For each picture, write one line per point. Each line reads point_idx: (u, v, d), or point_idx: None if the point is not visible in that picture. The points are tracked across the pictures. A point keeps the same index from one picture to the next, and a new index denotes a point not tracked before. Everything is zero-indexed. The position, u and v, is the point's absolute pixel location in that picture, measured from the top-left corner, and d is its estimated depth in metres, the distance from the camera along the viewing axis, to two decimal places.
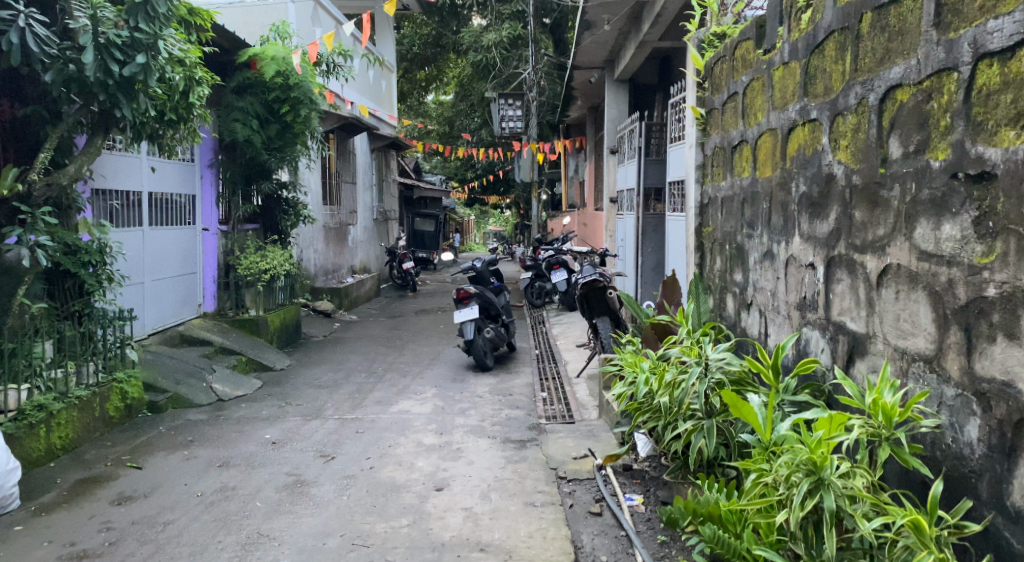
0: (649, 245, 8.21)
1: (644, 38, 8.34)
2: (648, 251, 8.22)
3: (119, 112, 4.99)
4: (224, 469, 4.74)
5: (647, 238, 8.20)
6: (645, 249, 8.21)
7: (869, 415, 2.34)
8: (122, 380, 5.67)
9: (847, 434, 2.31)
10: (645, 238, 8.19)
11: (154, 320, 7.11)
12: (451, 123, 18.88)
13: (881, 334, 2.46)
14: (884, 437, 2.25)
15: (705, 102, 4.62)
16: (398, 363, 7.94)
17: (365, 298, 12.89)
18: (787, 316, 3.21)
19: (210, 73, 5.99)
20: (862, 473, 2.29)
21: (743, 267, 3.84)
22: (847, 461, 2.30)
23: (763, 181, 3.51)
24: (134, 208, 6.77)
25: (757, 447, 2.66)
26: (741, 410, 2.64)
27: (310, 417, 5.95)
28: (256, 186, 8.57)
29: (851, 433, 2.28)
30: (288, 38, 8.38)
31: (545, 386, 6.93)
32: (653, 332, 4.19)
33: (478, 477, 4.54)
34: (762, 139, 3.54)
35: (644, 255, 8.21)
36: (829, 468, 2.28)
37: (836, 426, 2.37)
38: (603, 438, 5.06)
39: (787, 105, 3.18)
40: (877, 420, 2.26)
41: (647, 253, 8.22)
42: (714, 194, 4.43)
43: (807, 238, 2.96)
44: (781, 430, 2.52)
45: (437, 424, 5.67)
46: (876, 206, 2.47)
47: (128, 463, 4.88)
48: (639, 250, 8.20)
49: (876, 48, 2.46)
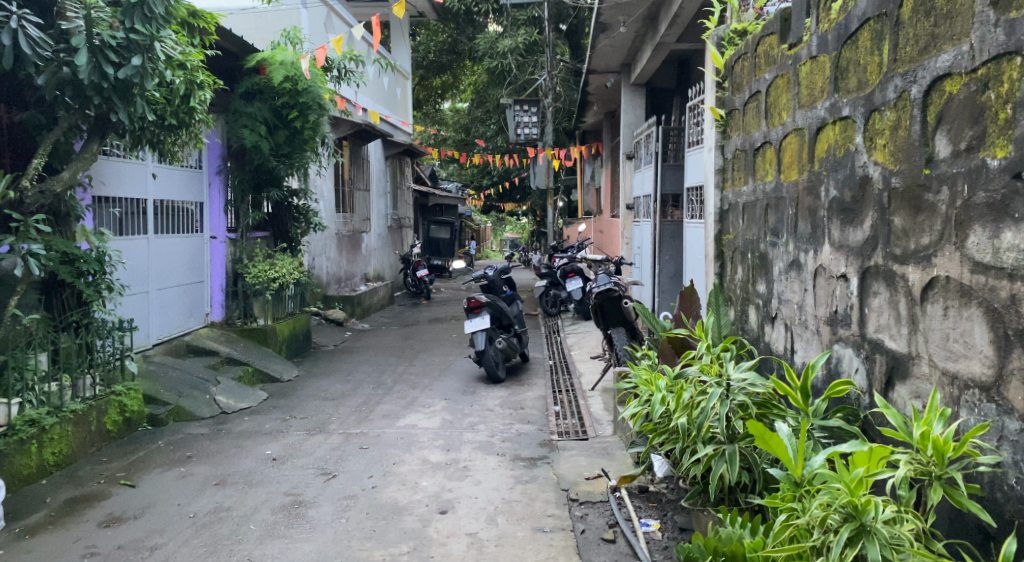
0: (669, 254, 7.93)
1: (661, 40, 8.11)
2: (667, 261, 7.93)
3: (115, 117, 4.78)
4: (220, 487, 4.54)
5: (664, 248, 7.93)
6: (664, 259, 7.93)
7: (915, 449, 2.09)
8: (121, 393, 5.47)
9: (891, 472, 2.08)
10: (663, 248, 7.92)
11: (159, 330, 6.94)
12: (468, 130, 18.71)
13: (926, 355, 2.21)
14: (935, 476, 2.01)
15: (726, 103, 4.39)
16: (408, 374, 7.71)
17: (378, 307, 12.69)
18: (815, 331, 2.97)
19: (213, 77, 5.78)
20: (910, 518, 2.05)
21: (766, 278, 3.59)
22: (892, 505, 2.06)
23: (789, 185, 3.27)
24: (138, 216, 6.62)
25: (787, 481, 2.42)
26: (769, 443, 2.40)
27: (314, 431, 5.74)
28: (265, 193, 8.38)
29: (896, 472, 2.05)
30: (298, 44, 8.18)
31: (559, 399, 6.68)
32: (670, 346, 3.93)
33: (484, 498, 4.30)
34: (788, 140, 3.29)
35: (662, 265, 7.92)
36: (872, 512, 2.06)
37: (879, 461, 2.13)
38: (618, 456, 4.81)
39: (815, 103, 2.94)
40: (926, 457, 2.02)
41: (666, 262, 7.93)
42: (735, 200, 4.19)
43: (838, 247, 2.71)
44: (815, 465, 2.28)
45: (445, 440, 5.45)
46: (920, 211, 2.22)
47: (122, 480, 4.68)
48: (658, 260, 7.91)
49: (920, 35, 2.22)
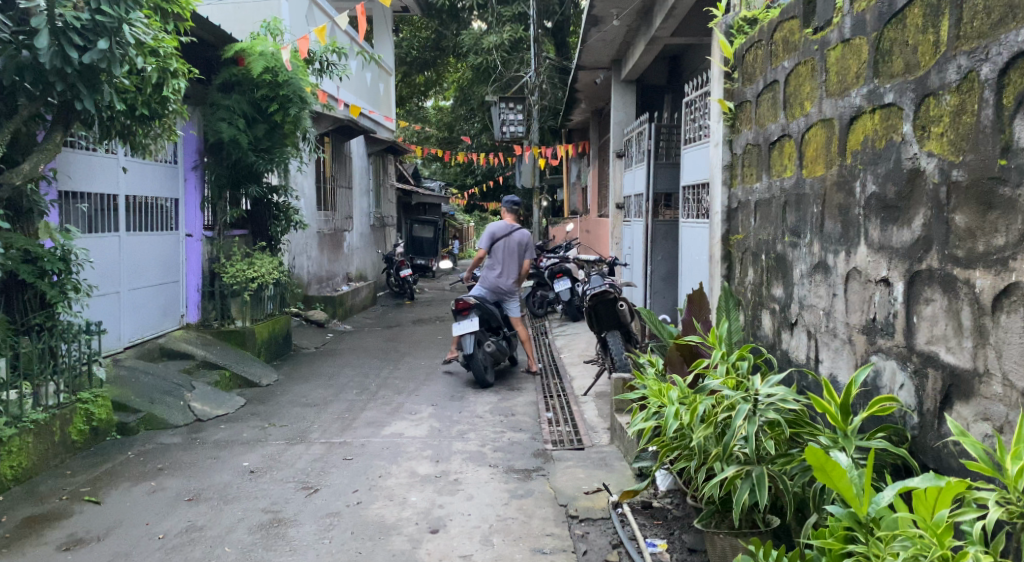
0: (495, 264, 7.23)
1: (656, 34, 7.83)
2: (494, 269, 7.22)
3: (81, 105, 4.46)
4: (193, 504, 4.24)
5: (512, 257, 7.21)
6: (502, 265, 7.21)
7: (1002, 484, 1.89)
8: (87, 401, 5.14)
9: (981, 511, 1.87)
10: (510, 256, 7.20)
11: (131, 332, 6.62)
12: (450, 128, 18.38)
13: (998, 374, 1.96)
14: None
15: (734, 94, 4.14)
16: (393, 379, 7.40)
17: (360, 307, 12.35)
18: (847, 340, 2.72)
19: (188, 65, 5.44)
20: None
21: (784, 281, 3.34)
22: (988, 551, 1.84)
23: (813, 181, 3.03)
24: (109, 213, 6.29)
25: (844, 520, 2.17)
26: (827, 476, 2.17)
27: (294, 441, 5.42)
28: (244, 190, 8.07)
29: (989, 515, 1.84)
30: (279, 35, 7.84)
31: (550, 405, 6.39)
32: (678, 353, 3.64)
33: (477, 516, 4.02)
34: (812, 132, 3.04)
35: (512, 275, 7.23)
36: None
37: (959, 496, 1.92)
38: (617, 468, 4.54)
39: (848, 91, 2.69)
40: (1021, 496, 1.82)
41: (495, 268, 7.20)
42: (746, 198, 3.94)
43: (878, 248, 2.47)
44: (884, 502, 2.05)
45: (434, 450, 5.16)
46: (991, 208, 1.98)
47: (87, 496, 4.36)
48: (516, 275, 7.25)
49: (991, 8, 1.98)
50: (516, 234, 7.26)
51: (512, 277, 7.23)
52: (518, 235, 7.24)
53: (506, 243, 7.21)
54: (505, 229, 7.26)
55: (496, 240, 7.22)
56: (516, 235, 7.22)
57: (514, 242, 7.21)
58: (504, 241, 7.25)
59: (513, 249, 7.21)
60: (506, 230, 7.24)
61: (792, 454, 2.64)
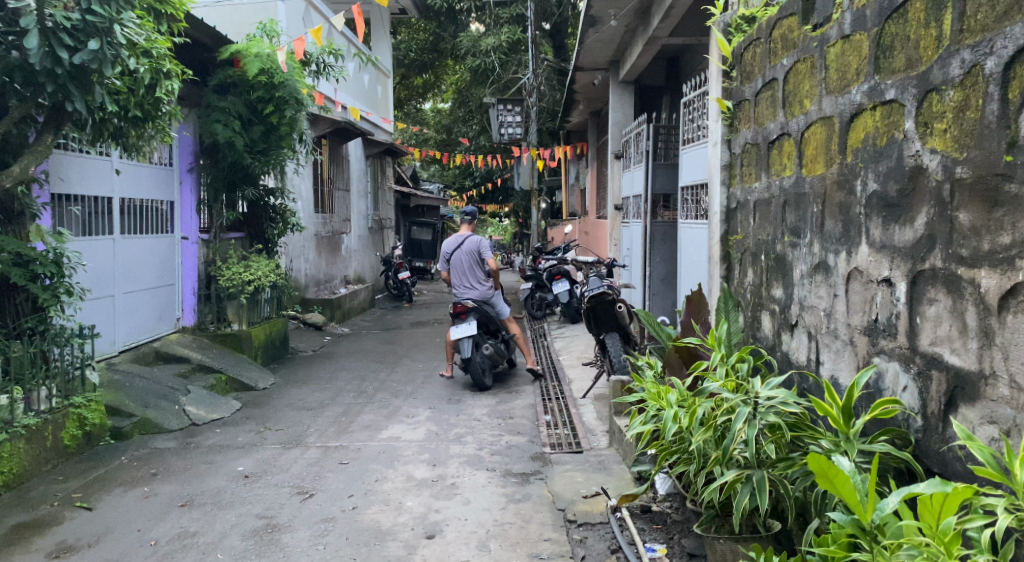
0: (457, 278, 7.20)
1: (654, 34, 7.78)
2: (458, 283, 7.18)
3: (72, 106, 4.41)
4: (186, 509, 4.18)
5: (469, 265, 7.15)
6: (461, 278, 7.17)
7: (1010, 491, 1.84)
8: (80, 406, 5.09)
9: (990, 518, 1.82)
10: (464, 267, 7.15)
11: (126, 336, 6.57)
12: (449, 130, 18.33)
13: (1004, 375, 1.92)
14: None
15: (732, 93, 4.09)
16: (390, 382, 7.35)
17: (358, 310, 12.31)
18: (848, 342, 2.67)
19: (181, 66, 5.38)
20: None
21: (784, 281, 3.29)
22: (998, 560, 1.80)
23: (813, 180, 2.99)
24: (104, 216, 6.24)
25: (849, 529, 2.12)
26: (831, 482, 2.11)
27: (289, 445, 5.37)
28: (241, 192, 7.98)
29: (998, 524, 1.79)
30: (275, 36, 7.79)
31: (549, 408, 6.34)
32: (677, 355, 3.59)
33: (474, 521, 3.97)
34: (812, 130, 2.99)
35: (476, 282, 7.13)
36: None
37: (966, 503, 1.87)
38: (616, 472, 4.49)
39: (849, 88, 2.64)
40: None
41: (457, 283, 7.18)
42: (745, 198, 3.89)
43: (880, 247, 2.43)
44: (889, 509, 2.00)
45: (431, 454, 5.10)
46: (997, 206, 1.93)
47: (79, 502, 4.31)
48: (479, 280, 7.14)
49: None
50: (467, 245, 7.19)
51: (477, 283, 7.13)
52: (466, 243, 7.20)
53: (457, 255, 7.19)
54: (456, 244, 7.26)
55: (450, 255, 7.24)
56: (464, 245, 7.17)
57: (463, 254, 7.16)
58: (457, 253, 7.21)
59: (467, 257, 7.16)
60: (455, 243, 7.24)
61: (792, 457, 2.58)
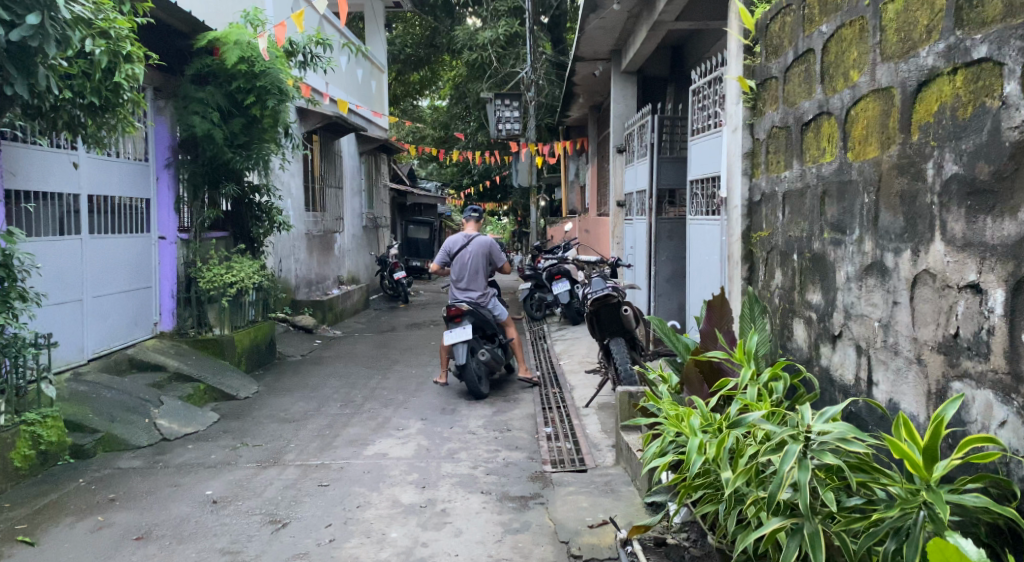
0: (459, 277, 6.69)
1: (659, 18, 7.27)
2: (460, 284, 6.68)
3: (11, 90, 3.92)
4: (141, 544, 3.71)
5: (474, 267, 6.64)
6: (464, 278, 6.67)
7: None
8: (34, 422, 4.61)
9: None
10: (469, 267, 6.64)
11: (96, 343, 6.09)
12: (446, 127, 17.79)
13: None
14: None
15: (756, 72, 3.61)
16: (381, 389, 6.87)
17: (351, 312, 11.80)
18: (914, 360, 2.21)
19: (147, 49, 4.82)
20: None
21: (823, 285, 2.82)
22: None
23: (861, 166, 2.53)
24: (70, 215, 5.79)
25: None
26: None
27: (266, 463, 4.89)
28: (224, 188, 7.48)
29: None
30: (259, 24, 7.24)
31: (549, 419, 5.86)
32: (697, 371, 3.11)
33: (466, 557, 3.50)
34: (860, 107, 2.54)
35: (477, 286, 6.64)
36: None
37: None
38: (625, 496, 3.99)
39: (917, 50, 2.18)
40: None
41: (459, 282, 6.69)
42: (771, 189, 3.42)
43: (963, 246, 1.99)
44: None
45: (420, 473, 4.63)
46: None
47: (22, 535, 3.83)
48: (481, 284, 6.67)
49: None
50: (476, 246, 6.68)
51: (477, 287, 6.65)
52: (475, 243, 6.69)
53: (463, 255, 6.67)
54: (462, 242, 6.73)
55: (456, 252, 6.70)
56: (473, 247, 6.66)
57: (471, 256, 6.65)
58: (463, 253, 6.68)
59: (474, 258, 6.65)
60: (462, 241, 6.71)
61: (853, 505, 2.13)
